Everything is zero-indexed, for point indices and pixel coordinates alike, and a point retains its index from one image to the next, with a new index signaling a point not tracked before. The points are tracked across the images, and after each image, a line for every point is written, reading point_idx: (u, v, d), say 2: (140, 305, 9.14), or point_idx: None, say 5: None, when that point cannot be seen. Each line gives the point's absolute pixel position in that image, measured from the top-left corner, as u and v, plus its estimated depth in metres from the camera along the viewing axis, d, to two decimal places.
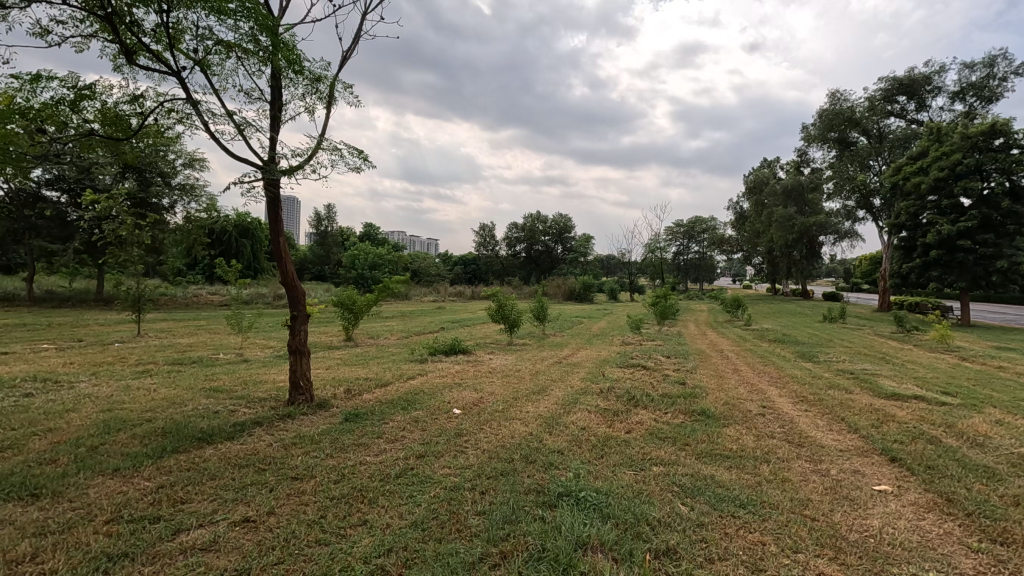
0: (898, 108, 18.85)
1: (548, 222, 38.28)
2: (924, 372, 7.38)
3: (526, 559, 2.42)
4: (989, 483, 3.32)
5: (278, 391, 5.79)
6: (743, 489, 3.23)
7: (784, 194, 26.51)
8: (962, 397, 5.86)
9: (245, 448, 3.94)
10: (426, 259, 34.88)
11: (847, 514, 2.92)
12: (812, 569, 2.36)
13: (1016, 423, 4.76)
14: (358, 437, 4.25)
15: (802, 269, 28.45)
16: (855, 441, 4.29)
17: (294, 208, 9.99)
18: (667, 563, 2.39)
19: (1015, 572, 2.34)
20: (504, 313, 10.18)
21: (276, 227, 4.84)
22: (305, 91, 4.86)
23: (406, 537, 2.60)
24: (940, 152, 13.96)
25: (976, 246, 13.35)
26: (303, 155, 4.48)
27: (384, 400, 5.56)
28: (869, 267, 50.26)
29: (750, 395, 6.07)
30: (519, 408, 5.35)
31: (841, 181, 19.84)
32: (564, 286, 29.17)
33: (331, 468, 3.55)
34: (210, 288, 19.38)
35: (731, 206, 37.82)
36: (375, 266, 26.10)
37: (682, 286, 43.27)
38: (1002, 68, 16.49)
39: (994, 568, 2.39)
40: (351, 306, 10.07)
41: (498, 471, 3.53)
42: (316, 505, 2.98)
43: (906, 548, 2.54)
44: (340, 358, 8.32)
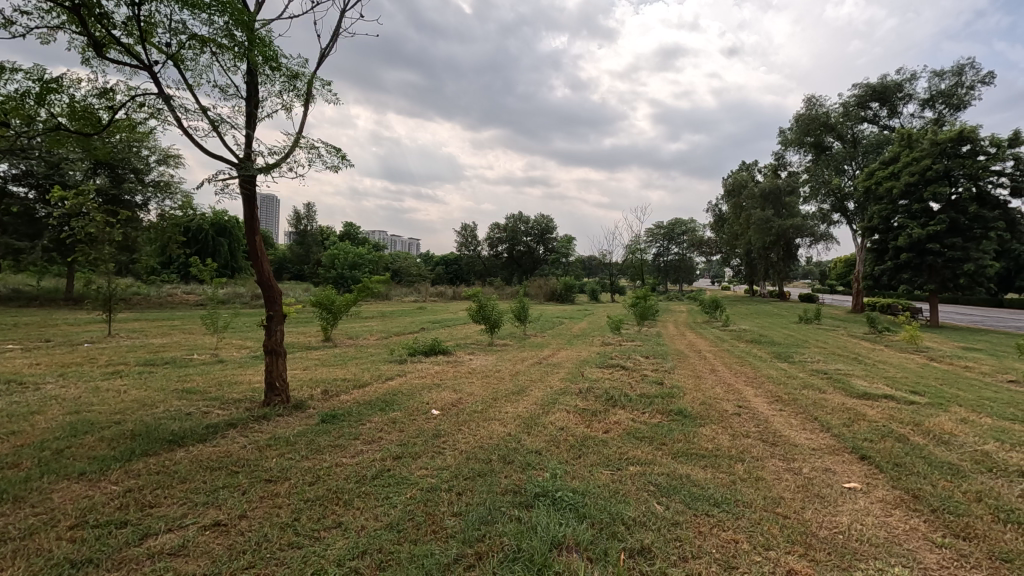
0: (870, 114, 19.31)
1: (530, 222, 38.34)
2: (895, 372, 7.56)
3: (501, 559, 2.41)
4: (954, 480, 3.42)
5: (254, 392, 5.71)
6: (717, 488, 3.27)
7: (762, 197, 26.97)
8: (930, 396, 6.02)
9: (218, 451, 3.86)
10: (407, 260, 34.68)
11: (818, 511, 2.98)
12: (783, 566, 2.39)
13: (980, 422, 4.90)
14: (335, 438, 4.21)
15: (779, 271, 29.00)
16: (828, 440, 4.37)
17: (273, 206, 9.85)
18: (641, 563, 2.40)
19: (976, 567, 2.41)
20: (485, 314, 10.14)
21: (251, 226, 4.76)
22: (282, 88, 4.80)
23: (380, 539, 2.57)
24: (911, 158, 14.33)
25: (945, 249, 13.72)
26: (280, 153, 4.43)
27: (362, 401, 5.53)
28: (843, 269, 51.45)
29: (726, 395, 6.16)
30: (498, 408, 5.34)
31: (816, 185, 20.24)
32: (547, 287, 29.25)
33: (306, 470, 3.52)
34: (185, 287, 19.01)
35: (710, 208, 38.30)
36: (355, 265, 25.84)
37: (663, 287, 43.72)
38: (970, 77, 16.98)
39: (956, 563, 2.45)
40: (329, 305, 9.93)
41: (475, 471, 3.54)
42: (289, 507, 2.93)
43: (873, 544, 2.60)
44: (318, 358, 8.25)
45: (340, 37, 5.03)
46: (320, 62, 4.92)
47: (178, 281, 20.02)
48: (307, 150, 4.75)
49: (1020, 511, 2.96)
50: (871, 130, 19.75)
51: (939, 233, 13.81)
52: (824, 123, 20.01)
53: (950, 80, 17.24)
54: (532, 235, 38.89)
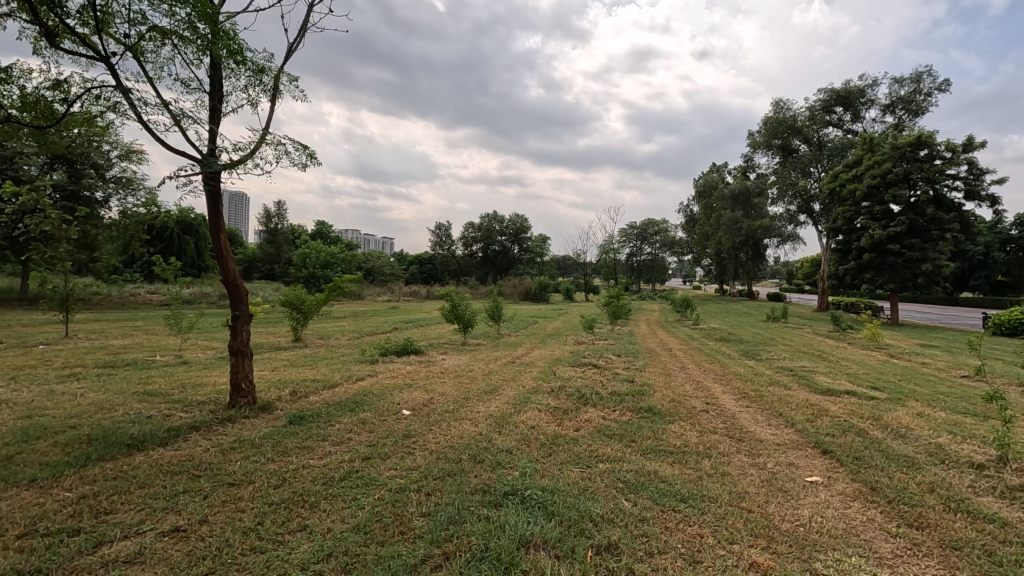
0: (835, 119, 19.88)
1: (504, 222, 38.33)
2: (856, 368, 7.80)
3: (468, 559, 2.40)
4: (909, 472, 3.54)
5: (219, 394, 5.56)
6: (684, 484, 3.32)
7: (731, 198, 27.52)
8: (889, 391, 6.22)
9: (179, 454, 3.75)
10: (380, 259, 34.33)
11: (781, 505, 3.04)
12: (745, 559, 2.44)
13: (935, 415, 5.09)
14: (302, 440, 4.14)
15: (749, 270, 29.63)
16: (792, 435, 4.47)
17: (241, 203, 9.61)
18: (608, 559, 2.42)
19: (928, 555, 2.49)
20: (458, 313, 10.08)
21: (215, 223, 4.63)
22: (248, 83, 4.69)
23: (347, 541, 2.54)
24: (873, 162, 14.79)
25: (904, 249, 14.20)
26: (245, 150, 4.34)
27: (331, 402, 5.43)
28: (809, 270, 53.04)
29: (695, 392, 6.28)
30: (470, 408, 5.31)
31: (784, 186, 20.74)
32: (521, 286, 29.27)
33: (271, 473, 3.44)
34: (149, 288, 18.46)
35: (681, 208, 38.87)
36: (327, 265, 25.42)
37: (636, 286, 44.23)
38: (928, 84, 17.63)
39: (910, 551, 2.53)
40: (299, 305, 9.74)
41: (445, 471, 3.51)
42: (252, 511, 2.86)
43: (833, 535, 2.67)
44: (287, 359, 8.10)
45: (308, 31, 4.94)
46: (287, 56, 4.83)
47: (141, 281, 19.40)
48: (273, 146, 4.67)
49: (969, 500, 3.09)
50: (835, 134, 20.32)
51: (899, 234, 14.27)
52: (791, 127, 20.48)
53: (909, 87, 17.86)
54: (507, 235, 38.90)
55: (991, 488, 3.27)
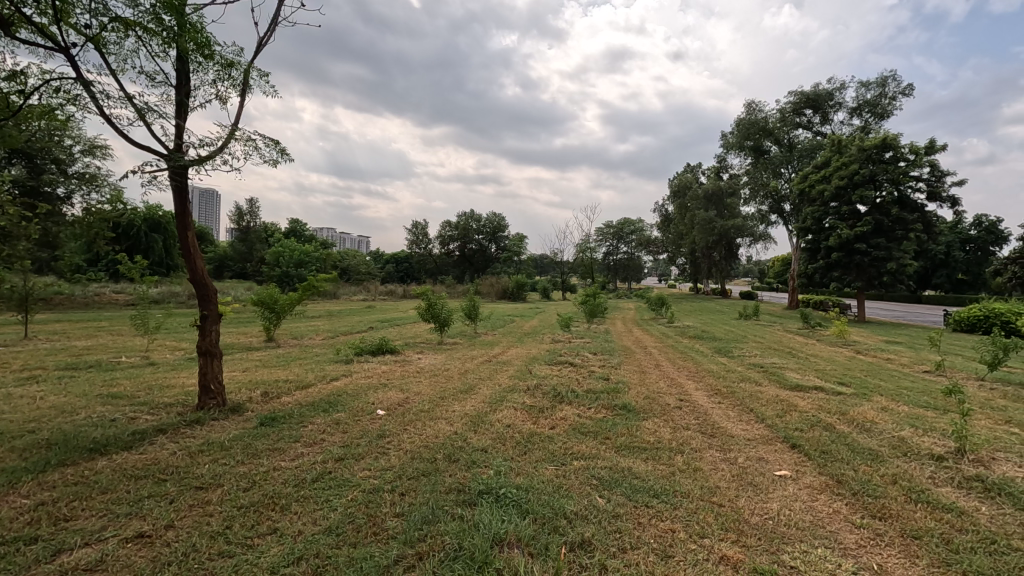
0: (805, 121, 20.32)
1: (482, 221, 38.22)
2: (824, 365, 8.00)
3: (441, 558, 2.38)
4: (873, 465, 3.63)
5: (187, 396, 5.41)
6: (657, 479, 3.35)
7: (705, 198, 27.95)
8: (855, 386, 6.40)
9: (144, 458, 3.64)
10: (356, 258, 33.92)
11: (750, 499, 3.10)
12: (716, 552, 2.47)
13: (899, 410, 5.25)
14: (273, 441, 4.05)
15: (722, 269, 30.15)
16: (762, 430, 4.56)
17: (211, 201, 9.35)
18: (581, 555, 2.43)
19: (889, 544, 2.56)
20: (434, 312, 9.99)
21: (182, 220, 4.50)
22: (216, 77, 4.58)
23: (318, 543, 2.49)
24: (840, 163, 15.17)
25: (871, 249, 14.62)
26: (213, 145, 4.23)
27: (304, 402, 5.35)
28: (781, 269, 54.34)
29: (669, 388, 6.36)
30: (445, 407, 5.28)
31: (755, 187, 21.17)
32: (498, 285, 29.22)
33: (240, 476, 3.36)
34: (114, 287, 17.88)
35: (657, 208, 39.33)
36: (301, 263, 24.95)
37: (612, 285, 44.58)
38: (892, 89, 18.16)
39: (873, 541, 2.60)
40: (272, 305, 9.54)
41: (419, 471, 3.48)
42: (221, 515, 2.79)
43: (800, 528, 2.72)
44: (259, 359, 7.94)
45: (278, 26, 4.84)
46: (257, 51, 4.72)
47: (106, 280, 18.81)
48: (243, 142, 4.56)
49: (929, 491, 3.18)
50: (805, 136, 20.79)
51: (866, 234, 14.67)
52: (763, 129, 20.87)
53: (875, 90, 18.37)
54: (484, 234, 38.82)
55: (950, 479, 3.38)
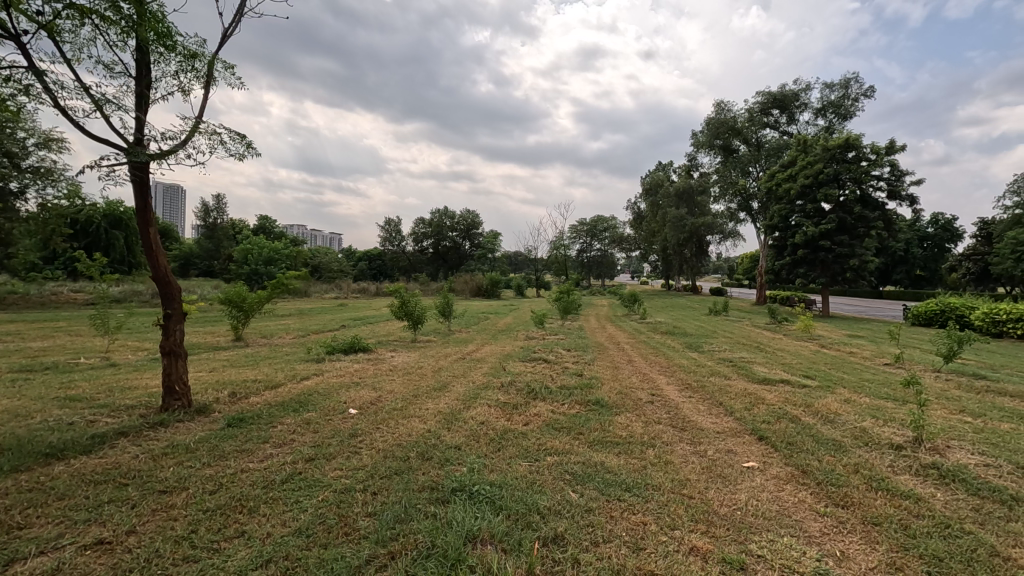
0: (772, 120, 20.78)
1: (455, 217, 38.01)
2: (791, 359, 8.21)
3: (414, 557, 2.35)
4: (837, 455, 3.74)
5: (150, 397, 5.25)
6: (629, 473, 3.39)
7: (676, 196, 28.32)
8: (820, 379, 6.59)
9: (104, 462, 3.51)
10: (328, 256, 33.39)
11: (719, 490, 3.16)
12: (686, 544, 2.51)
13: (861, 401, 5.42)
14: (241, 443, 3.95)
15: (693, 266, 30.67)
16: (731, 423, 4.65)
17: (176, 196, 9.04)
18: (554, 550, 2.43)
19: (851, 531, 2.64)
20: (407, 310, 9.86)
21: (143, 215, 4.33)
22: (179, 69, 4.44)
23: (287, 545, 2.44)
24: (806, 162, 15.55)
25: (834, 246, 15.05)
26: (176, 139, 4.10)
27: (274, 402, 5.24)
28: (749, 266, 55.68)
29: (641, 383, 6.45)
30: (419, 405, 5.23)
31: (725, 185, 21.60)
32: (472, 282, 29.07)
33: (207, 478, 3.28)
34: (72, 286, 17.21)
35: (629, 206, 39.75)
36: (270, 261, 24.37)
37: (586, 282, 44.84)
38: (855, 90, 18.68)
39: (836, 528, 2.68)
40: (240, 303, 9.28)
41: (392, 470, 3.44)
42: (186, 519, 2.71)
43: (767, 518, 2.78)
44: (227, 359, 7.72)
45: (244, 17, 4.70)
46: (222, 42, 4.59)
47: (64, 279, 18.05)
48: (207, 136, 4.43)
49: (889, 479, 3.29)
50: (772, 135, 21.24)
51: (830, 231, 15.09)
52: (732, 128, 21.23)
53: (838, 92, 18.90)
54: (458, 231, 38.67)
55: (908, 467, 3.49)
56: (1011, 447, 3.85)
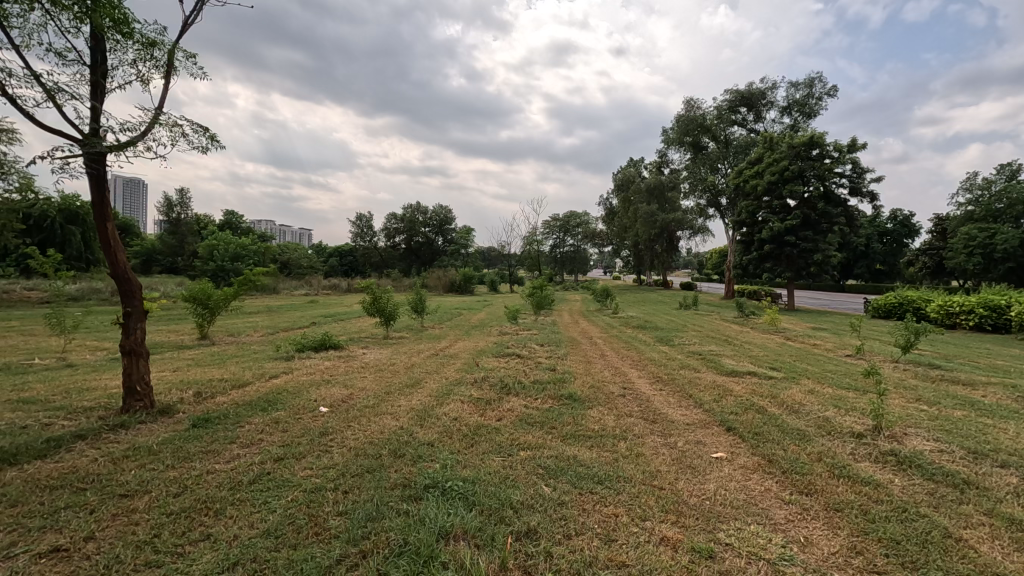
0: (739, 118, 21.18)
1: (428, 213, 37.71)
2: (758, 351, 8.41)
3: (386, 556, 2.32)
4: (801, 444, 3.84)
5: (110, 399, 5.05)
6: (601, 466, 3.41)
7: (647, 192, 28.65)
8: (785, 371, 6.77)
9: (61, 467, 3.37)
10: (297, 252, 32.74)
11: (689, 481, 3.21)
12: (657, 534, 2.54)
13: (824, 391, 5.59)
14: (207, 444, 3.84)
15: (663, 261, 31.12)
16: (700, 415, 4.74)
17: (136, 189, 8.70)
18: (527, 544, 2.43)
19: (814, 518, 2.72)
20: (379, 307, 9.74)
21: (100, 210, 4.15)
22: (136, 57, 4.25)
23: (255, 547, 2.38)
24: (772, 159, 15.90)
25: (799, 241, 15.45)
26: (135, 130, 3.94)
27: (241, 402, 5.11)
28: (717, 261, 56.84)
29: (613, 377, 6.52)
30: (391, 403, 5.17)
31: (694, 181, 21.95)
32: (446, 278, 28.88)
33: (171, 480, 3.17)
34: (25, 284, 16.45)
35: (601, 202, 40.05)
36: (237, 257, 23.76)
37: (559, 277, 45.05)
38: (818, 90, 19.18)
39: (800, 515, 2.75)
40: (205, 301, 9.00)
41: (364, 468, 3.39)
42: (148, 524, 2.62)
43: (735, 506, 2.84)
44: (192, 358, 7.50)
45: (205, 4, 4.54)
46: (183, 30, 4.43)
47: (15, 276, 17.23)
48: (168, 128, 4.27)
49: (850, 466, 3.40)
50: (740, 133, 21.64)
51: (795, 227, 15.47)
52: (701, 125, 21.51)
53: (803, 91, 19.37)
54: (430, 226, 38.38)
55: (868, 455, 3.61)
56: (962, 433, 4.02)
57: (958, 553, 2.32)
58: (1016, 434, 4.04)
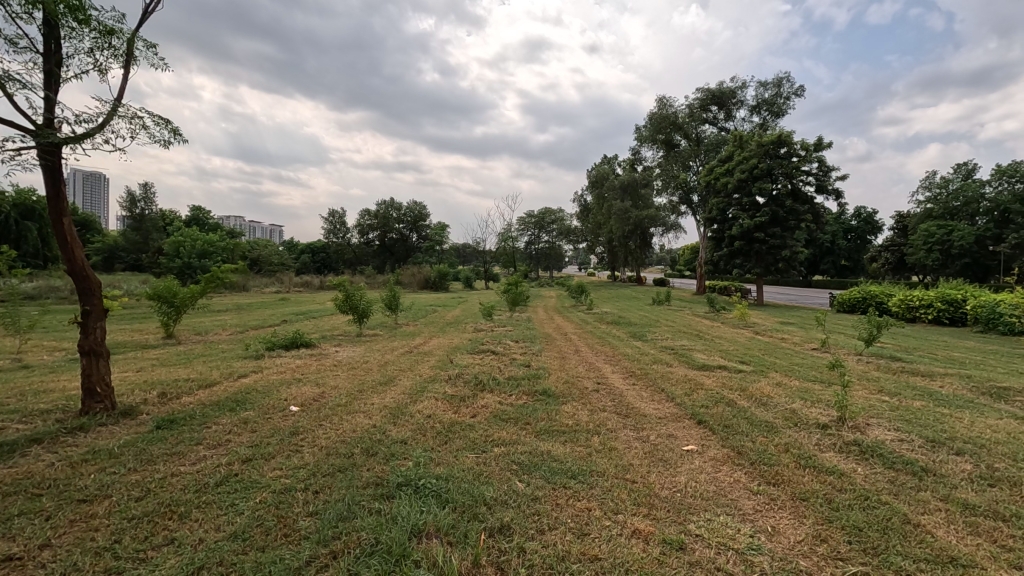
0: (710, 116, 21.49)
1: (402, 209, 37.37)
2: (728, 345, 8.57)
3: (357, 555, 2.28)
4: (769, 436, 3.92)
5: (67, 400, 4.85)
6: (575, 461, 3.42)
7: (621, 189, 28.88)
8: (754, 364, 6.91)
9: (14, 472, 3.22)
10: (267, 249, 32.07)
11: (661, 474, 3.24)
12: (628, 527, 2.55)
13: (791, 384, 5.74)
14: (172, 446, 3.72)
15: (637, 257, 31.45)
16: (672, 409, 4.79)
17: (96, 183, 8.35)
18: (500, 540, 2.42)
19: (781, 507, 2.77)
20: (352, 304, 9.59)
21: (56, 204, 3.96)
22: (93, 46, 4.08)
23: (222, 550, 2.31)
24: (742, 157, 16.20)
25: (768, 238, 15.78)
26: (92, 122, 3.77)
27: (208, 402, 4.96)
28: (690, 257, 57.80)
29: (587, 372, 6.57)
30: (364, 401, 5.10)
31: (667, 179, 22.22)
32: (420, 275, 28.67)
33: (133, 484, 3.06)
34: None
35: (576, 199, 40.29)
36: (205, 254, 23.02)
37: (534, 274, 45.17)
38: (786, 89, 19.61)
39: (768, 505, 2.81)
40: (170, 299, 8.70)
41: (335, 467, 3.33)
42: (108, 529, 2.52)
43: (705, 498, 2.88)
44: (157, 358, 7.25)
45: None
46: (143, 18, 4.26)
47: None
48: (127, 119, 4.10)
49: (815, 456, 3.48)
50: (711, 131, 21.98)
51: (764, 224, 15.79)
52: (673, 123, 21.73)
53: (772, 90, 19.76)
54: (405, 223, 38.06)
55: (833, 445, 3.70)
56: (921, 423, 4.16)
57: (917, 538, 2.39)
58: (970, 423, 4.20)
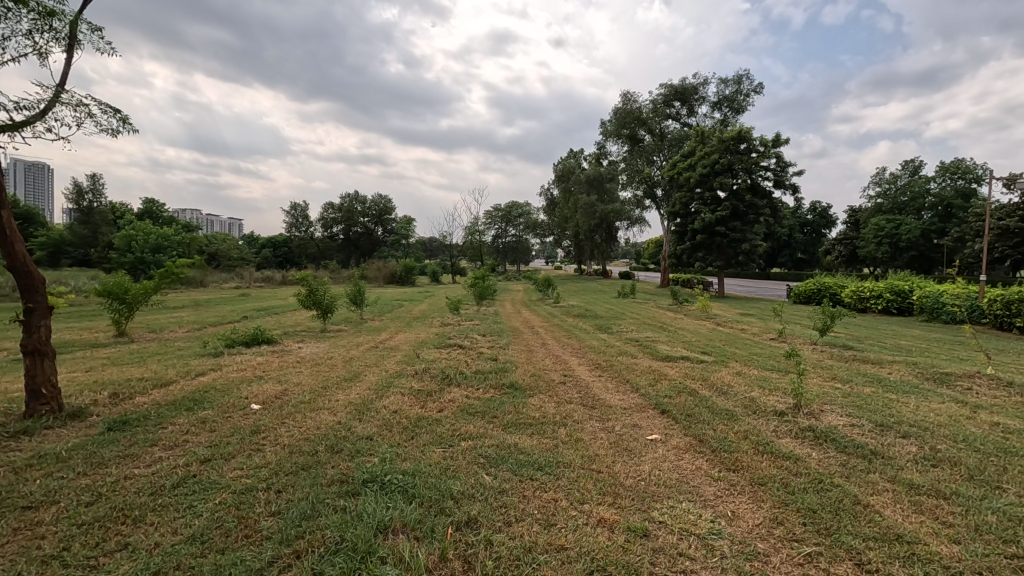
0: (673, 112, 21.81)
1: (367, 202, 36.73)
2: (690, 337, 8.76)
3: (321, 554, 2.24)
4: (729, 424, 4.03)
5: (9, 404, 4.59)
6: (541, 453, 3.45)
7: (587, 183, 29.07)
8: (715, 354, 7.08)
9: None
10: (226, 243, 31.04)
11: (625, 463, 3.30)
12: (594, 516, 2.59)
13: (750, 372, 5.92)
14: (125, 447, 3.58)
15: (603, 251, 31.79)
16: (637, 399, 4.87)
17: (39, 174, 7.90)
18: (467, 533, 2.42)
19: (742, 492, 2.86)
20: (316, 299, 9.37)
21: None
22: (33, 28, 3.85)
23: (179, 554, 2.24)
24: (704, 152, 16.53)
25: (729, 231, 16.18)
26: (33, 108, 3.57)
27: (163, 402, 4.78)
28: (655, 250, 58.74)
29: (554, 365, 6.62)
30: (328, 397, 5.00)
31: (631, 173, 22.49)
32: (386, 269, 28.26)
33: (83, 489, 2.92)
34: None
35: (543, 192, 40.38)
36: (158, 249, 22.16)
37: (502, 268, 45.11)
38: (746, 87, 20.08)
39: (729, 490, 2.89)
40: (122, 295, 8.31)
41: (298, 466, 3.26)
42: (55, 536, 2.40)
43: (668, 486, 2.94)
44: (108, 357, 6.94)
45: None
46: None
47: None
48: (73, 107, 3.90)
49: (773, 443, 3.59)
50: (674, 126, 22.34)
51: (725, 218, 16.18)
52: (637, 118, 21.99)
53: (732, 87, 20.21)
54: (370, 216, 37.44)
55: (790, 431, 3.83)
56: (871, 408, 4.35)
57: (866, 518, 2.50)
58: (915, 407, 4.42)
